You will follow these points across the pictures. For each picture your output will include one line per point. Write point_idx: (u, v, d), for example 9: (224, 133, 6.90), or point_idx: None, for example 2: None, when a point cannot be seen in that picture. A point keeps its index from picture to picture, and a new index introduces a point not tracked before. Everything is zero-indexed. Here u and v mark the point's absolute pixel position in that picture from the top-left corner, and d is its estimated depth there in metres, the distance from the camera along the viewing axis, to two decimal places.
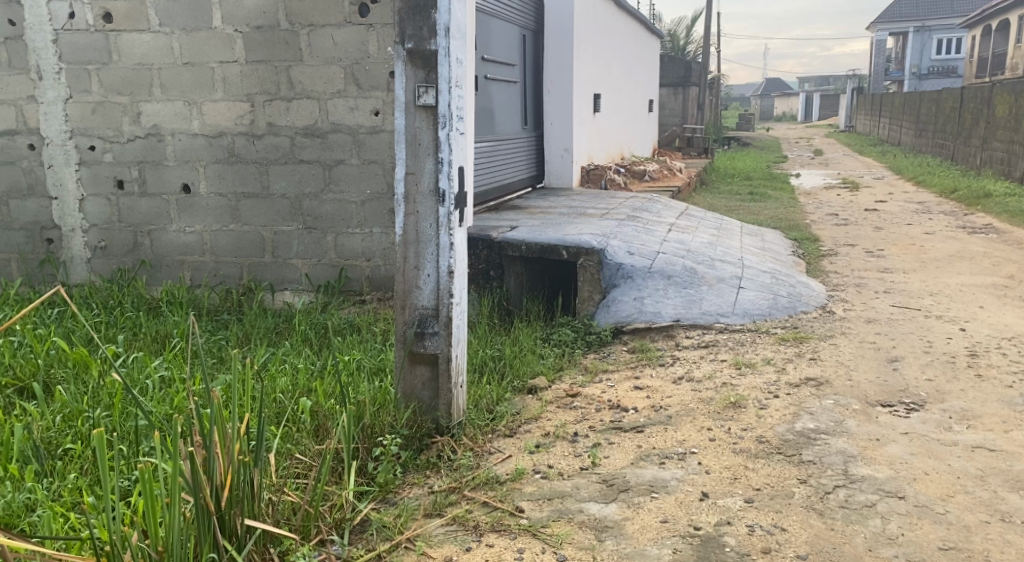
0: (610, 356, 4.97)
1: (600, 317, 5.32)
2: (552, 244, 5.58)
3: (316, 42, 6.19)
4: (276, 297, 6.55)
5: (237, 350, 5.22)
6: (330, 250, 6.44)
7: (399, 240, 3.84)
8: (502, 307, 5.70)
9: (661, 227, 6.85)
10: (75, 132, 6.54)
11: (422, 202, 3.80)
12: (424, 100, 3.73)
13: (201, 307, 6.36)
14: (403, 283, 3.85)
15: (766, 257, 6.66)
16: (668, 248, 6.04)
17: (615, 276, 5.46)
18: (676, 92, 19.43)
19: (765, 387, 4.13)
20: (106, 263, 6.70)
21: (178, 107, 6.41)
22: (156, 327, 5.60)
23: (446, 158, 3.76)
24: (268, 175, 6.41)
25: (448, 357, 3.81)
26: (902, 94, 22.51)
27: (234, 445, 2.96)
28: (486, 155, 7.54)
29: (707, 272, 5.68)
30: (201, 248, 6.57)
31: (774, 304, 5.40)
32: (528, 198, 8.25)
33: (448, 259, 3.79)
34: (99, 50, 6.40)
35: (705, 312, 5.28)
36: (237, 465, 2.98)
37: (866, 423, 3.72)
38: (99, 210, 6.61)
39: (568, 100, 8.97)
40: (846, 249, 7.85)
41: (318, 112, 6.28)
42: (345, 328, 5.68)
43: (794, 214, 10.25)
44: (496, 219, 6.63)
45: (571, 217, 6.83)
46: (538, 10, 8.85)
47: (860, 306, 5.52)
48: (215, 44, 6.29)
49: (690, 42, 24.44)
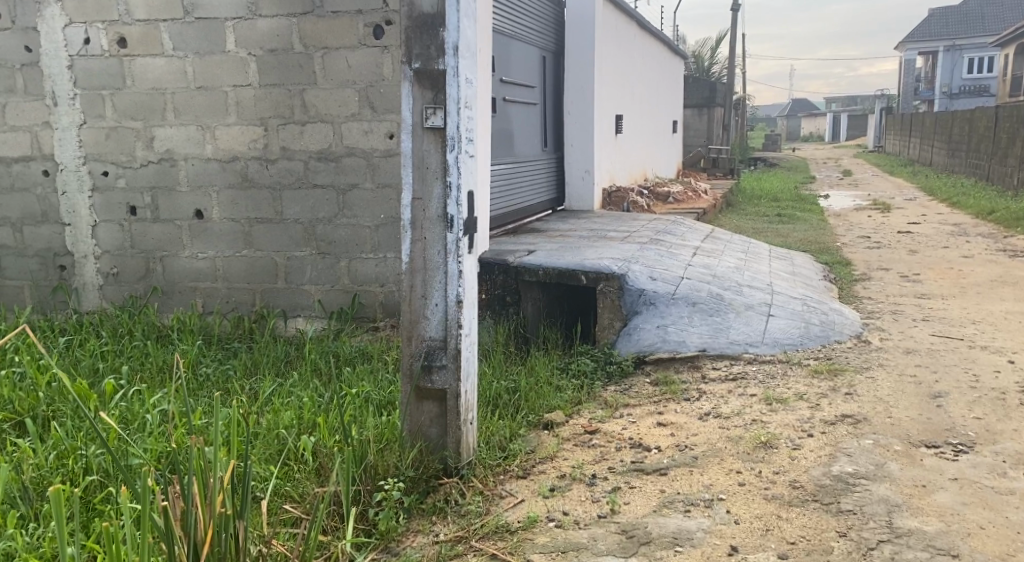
0: (632, 390, 4.72)
1: (621, 346, 5.07)
2: (571, 269, 5.36)
3: (330, 65, 6.04)
4: (288, 325, 6.36)
5: (243, 380, 5.04)
6: (343, 276, 6.25)
7: (406, 268, 3.63)
8: (519, 334, 5.49)
9: (685, 251, 6.60)
10: (88, 158, 6.41)
11: (429, 227, 3.60)
12: (432, 122, 3.55)
13: (211, 335, 6.17)
14: (409, 314, 3.64)
15: (796, 282, 6.39)
16: (693, 273, 5.79)
17: (637, 303, 5.21)
18: (700, 112, 19.23)
19: (797, 425, 3.86)
20: (117, 290, 6.53)
21: (191, 132, 6.28)
22: (163, 355, 5.41)
23: (455, 182, 3.56)
24: (281, 201, 6.24)
25: (457, 393, 3.59)
26: (933, 113, 22.14)
27: (216, 498, 2.82)
28: (505, 177, 7.34)
29: (735, 299, 5.42)
30: (213, 275, 6.39)
31: (806, 333, 5.13)
32: (548, 221, 8.03)
33: (457, 287, 3.57)
34: (113, 75, 6.29)
35: (732, 341, 5.02)
36: (219, 519, 2.83)
37: (911, 467, 3.44)
38: (112, 237, 6.47)
39: (589, 122, 8.76)
40: (880, 273, 7.56)
41: (332, 135, 6.11)
42: (357, 357, 5.48)
43: (826, 236, 9.96)
44: (514, 244, 6.41)
45: (592, 241, 6.59)
46: (558, 31, 8.70)
47: (898, 335, 5.24)
48: (228, 68, 6.16)
49: (716, 63, 24.27)
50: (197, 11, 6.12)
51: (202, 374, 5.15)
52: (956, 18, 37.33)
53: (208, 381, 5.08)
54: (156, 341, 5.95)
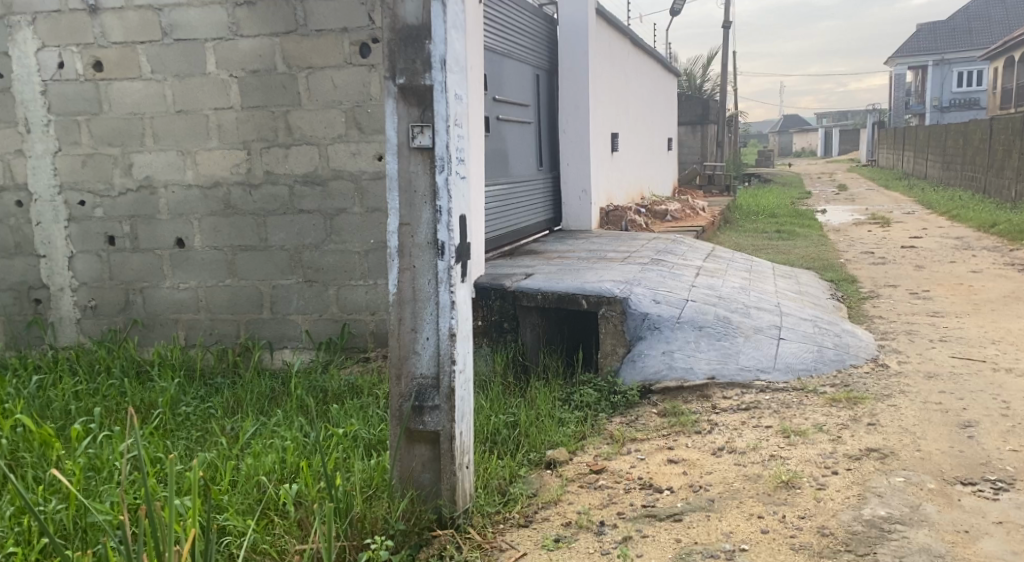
0: (638, 422, 4.45)
1: (625, 375, 4.81)
2: (571, 294, 5.10)
3: (315, 85, 5.80)
4: (274, 356, 6.07)
5: (223, 420, 4.80)
6: (332, 304, 5.97)
7: (393, 300, 3.36)
8: (518, 362, 5.23)
9: (688, 271, 6.34)
10: (64, 187, 6.14)
11: (418, 255, 3.33)
12: (419, 142, 3.29)
13: (194, 370, 5.88)
14: (398, 349, 3.37)
15: (804, 302, 6.14)
16: (698, 294, 5.53)
17: (641, 327, 4.94)
18: (694, 130, 19.08)
19: (820, 461, 3.61)
20: (95, 324, 6.24)
21: (171, 157, 6.01)
22: (141, 394, 5.16)
23: (445, 207, 3.30)
24: (266, 227, 5.97)
25: (451, 434, 3.33)
26: (927, 126, 22.00)
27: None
28: (500, 198, 7.08)
29: (743, 321, 5.15)
30: (196, 306, 6.11)
31: (819, 357, 4.86)
32: (545, 243, 7.77)
33: (450, 319, 3.31)
34: (89, 100, 6.03)
35: (743, 367, 4.76)
36: None
37: (948, 509, 3.22)
38: (89, 268, 6.19)
39: (585, 139, 8.52)
40: (888, 290, 7.31)
41: (318, 158, 5.86)
42: (345, 393, 5.22)
43: (828, 252, 9.71)
44: (511, 267, 6.15)
45: (591, 263, 6.33)
46: (550, 47, 8.48)
47: (916, 357, 4.98)
48: (209, 91, 5.91)
49: (707, 80, 24.14)
50: (176, 32, 5.87)
51: (179, 413, 4.94)
52: (944, 31, 37.38)
53: (180, 421, 4.83)
54: (135, 378, 5.68)
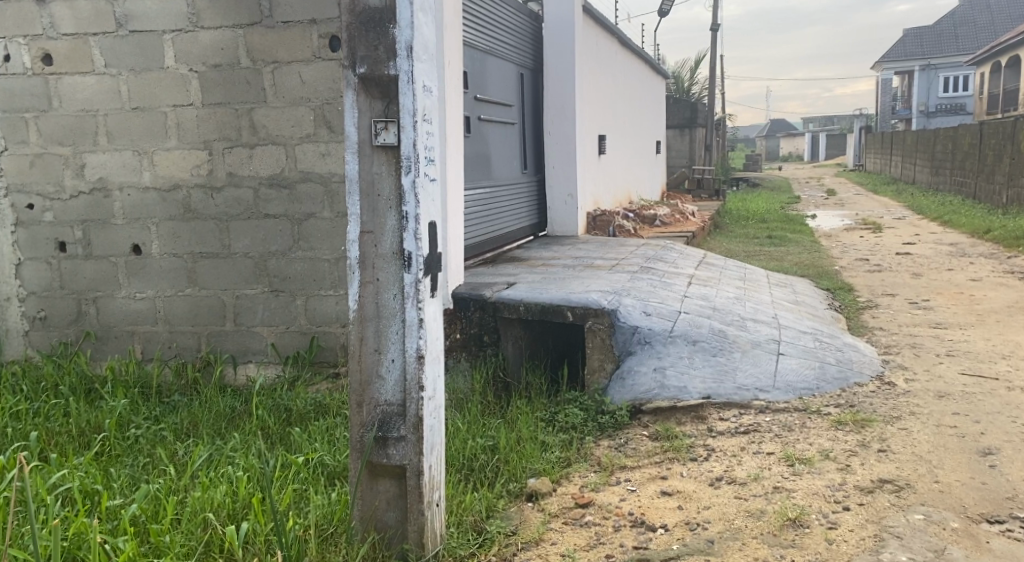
0: (628, 446, 4.10)
1: (614, 393, 4.48)
2: (554, 305, 4.77)
3: (281, 81, 5.41)
4: (238, 372, 5.66)
5: (174, 445, 4.45)
6: (300, 315, 5.57)
7: (354, 318, 2.99)
8: (498, 379, 4.88)
9: (680, 280, 5.99)
10: (11, 189, 5.73)
11: (382, 267, 2.98)
12: (383, 140, 2.93)
13: (150, 388, 5.48)
14: (359, 373, 3.01)
15: (802, 312, 5.80)
16: (691, 306, 5.18)
17: (630, 342, 4.61)
18: (682, 133, 18.80)
19: (828, 494, 3.25)
20: (45, 336, 5.83)
21: (126, 157, 5.60)
22: (87, 414, 4.81)
23: (412, 213, 2.94)
24: (229, 233, 5.57)
25: (419, 470, 2.97)
26: (915, 130, 21.75)
27: None
28: (481, 203, 6.71)
29: (740, 335, 4.79)
30: (154, 317, 5.70)
31: (822, 375, 4.50)
32: (529, 249, 7.40)
33: (417, 339, 2.95)
34: (38, 96, 5.63)
35: (740, 385, 4.40)
36: None
37: (977, 554, 2.88)
38: (38, 276, 5.77)
39: (571, 141, 8.15)
40: (886, 299, 6.97)
41: (284, 158, 5.46)
42: (310, 413, 4.83)
43: (821, 258, 9.37)
44: (492, 274, 5.78)
45: (576, 271, 5.97)
46: (535, 44, 8.12)
47: (925, 374, 4.62)
48: (168, 86, 5.51)
49: (695, 83, 23.87)
50: (131, 24, 5.47)
51: (128, 437, 4.59)
52: (931, 35, 37.25)
53: (126, 449, 4.48)
54: (84, 397, 5.30)
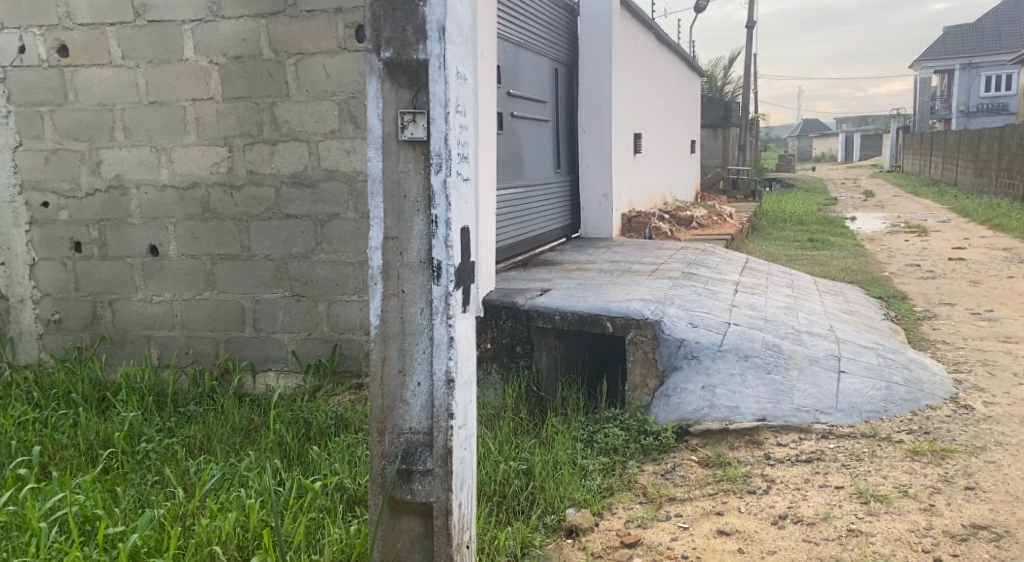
0: (675, 473, 3.76)
1: (658, 412, 4.14)
2: (593, 314, 4.42)
3: (305, 74, 5.09)
4: (257, 381, 5.34)
5: (186, 462, 4.16)
6: (322, 321, 5.25)
7: (376, 334, 2.69)
8: (531, 393, 4.55)
9: (726, 287, 5.62)
10: (25, 186, 5.47)
11: (408, 277, 2.68)
12: (411, 134, 2.63)
13: (165, 396, 5.18)
14: (381, 397, 2.71)
15: (858, 323, 5.40)
16: (740, 316, 4.81)
17: (676, 357, 4.25)
18: (715, 132, 18.34)
19: (913, 542, 3.08)
20: (59, 340, 5.56)
21: (144, 154, 5.32)
22: (96, 425, 4.53)
23: (441, 216, 2.64)
24: (249, 233, 5.27)
25: (448, 507, 2.68)
26: (959, 130, 21.12)
27: None
28: (514, 204, 6.36)
29: (795, 349, 4.42)
30: (170, 321, 5.42)
31: (889, 397, 4.12)
32: (562, 252, 7.05)
33: (447, 360, 2.66)
34: (54, 89, 5.36)
35: (799, 406, 4.03)
36: None
37: None
38: (53, 278, 5.51)
39: (607, 139, 7.78)
40: (944, 308, 6.55)
41: (308, 156, 5.15)
42: (330, 428, 4.52)
43: (869, 264, 8.94)
44: (526, 279, 5.44)
45: (615, 276, 5.62)
46: (570, 38, 7.79)
47: (1004, 397, 4.23)
48: (187, 79, 5.21)
49: (729, 82, 23.35)
50: (149, 13, 5.19)
51: (137, 452, 4.31)
52: (972, 33, 36.37)
53: (135, 466, 4.19)
54: (95, 407, 5.02)
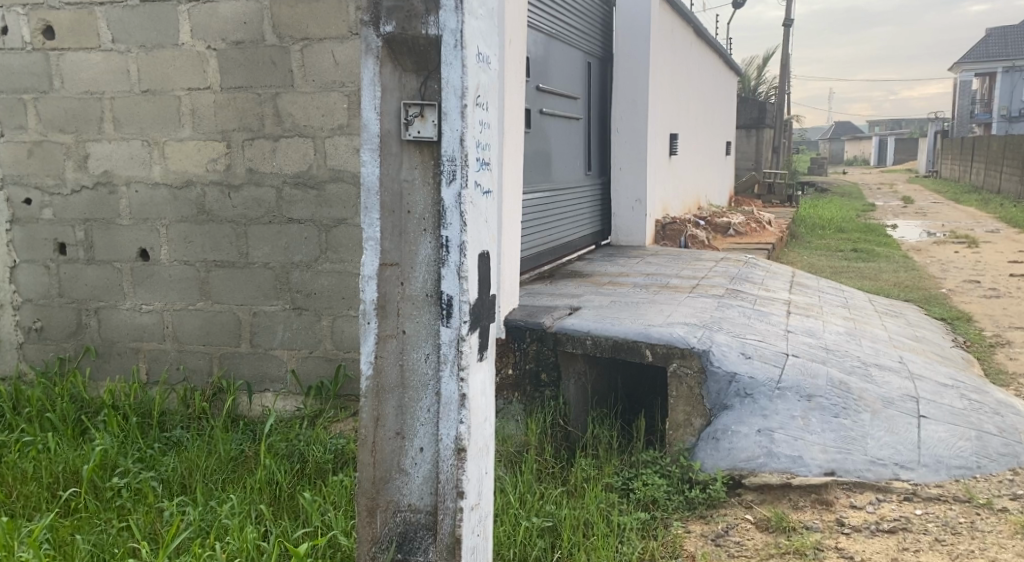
0: (729, 539, 3.23)
1: (705, 458, 3.56)
2: (630, 341, 3.83)
3: (312, 62, 4.48)
4: (253, 402, 4.73)
5: (160, 502, 3.64)
6: (325, 338, 4.64)
7: (369, 387, 2.54)
8: (558, 428, 3.97)
9: (778, 308, 5.02)
10: (7, 181, 4.86)
11: (412, 315, 2.50)
12: (417, 133, 2.42)
13: (151, 417, 4.58)
14: (375, 467, 2.55)
15: (930, 354, 4.78)
16: (799, 345, 4.20)
17: (726, 394, 3.66)
18: (749, 133, 17.66)
19: None
20: (41, 351, 4.93)
21: (135, 148, 4.70)
22: (64, 455, 3.98)
23: (450, 240, 2.43)
24: (247, 239, 4.65)
25: None
26: (1004, 135, 20.26)
27: None
28: (540, 209, 5.79)
29: (866, 388, 3.82)
30: (161, 332, 4.79)
31: (981, 450, 3.56)
32: (592, 261, 6.46)
33: (456, 425, 2.47)
34: (38, 75, 4.75)
35: (874, 459, 3.48)
36: None
37: None
38: (35, 282, 4.89)
39: (642, 140, 7.17)
40: (1018, 333, 5.91)
41: (314, 154, 4.54)
42: (328, 463, 3.94)
43: (923, 278, 8.30)
44: (554, 295, 4.85)
45: (654, 293, 5.03)
46: (606, 30, 7.21)
47: None
48: (183, 67, 4.60)
49: (762, 82, 22.58)
50: None
51: (107, 489, 3.78)
52: (1014, 36, 35.33)
53: (102, 508, 3.65)
54: (70, 433, 4.40)
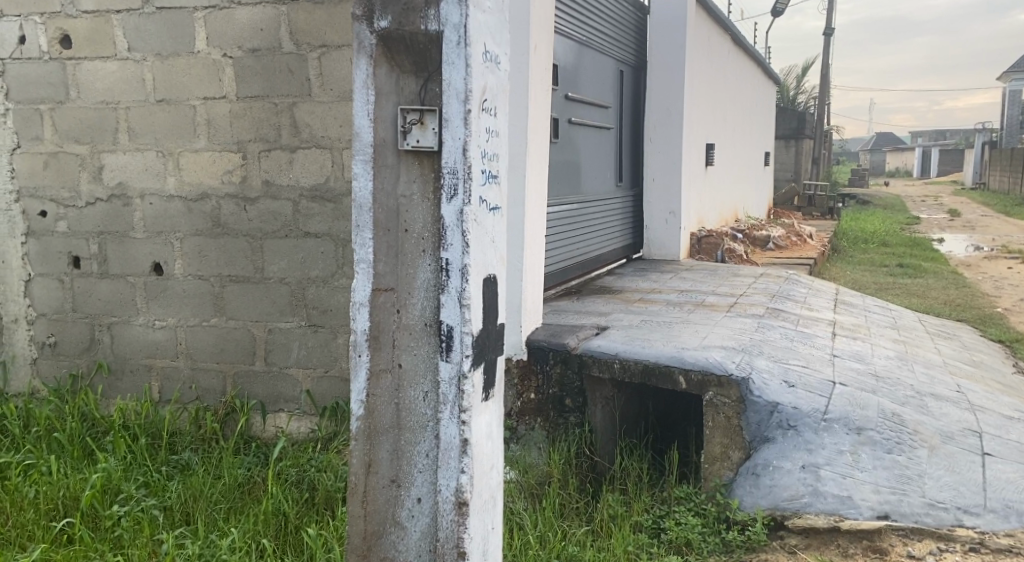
0: None
1: (744, 496, 3.28)
2: (662, 366, 3.55)
3: (331, 70, 4.28)
4: (267, 423, 4.52)
5: (159, 535, 3.44)
6: (342, 358, 4.41)
7: (360, 425, 2.43)
8: (585, 458, 3.68)
9: (822, 330, 4.70)
10: (23, 193, 4.70)
11: (408, 347, 2.39)
12: (416, 141, 2.30)
13: (162, 438, 4.39)
14: (367, 519, 2.46)
15: (989, 381, 4.44)
16: (846, 372, 3.89)
17: (768, 426, 3.36)
18: (789, 144, 17.23)
19: None
20: (54, 367, 4.75)
21: (150, 159, 4.52)
22: (64, 480, 3.78)
23: (450, 264, 2.32)
24: (262, 253, 4.44)
25: None
26: None
27: None
28: (567, 222, 5.52)
29: (920, 421, 3.51)
30: (175, 349, 4.58)
31: None
32: (624, 276, 6.18)
33: (457, 474, 2.36)
34: (55, 85, 4.59)
35: (933, 502, 3.17)
36: None
37: None
38: (50, 298, 4.72)
39: (676, 150, 6.88)
40: None
41: (331, 166, 4.33)
42: (339, 492, 3.70)
43: (974, 296, 7.91)
44: (583, 313, 4.58)
45: (689, 312, 4.74)
46: (639, 38, 6.97)
47: None
48: (199, 76, 4.42)
49: (802, 92, 22.15)
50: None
51: (106, 518, 3.56)
52: None
53: (98, 541, 3.44)
54: (76, 455, 4.22)
